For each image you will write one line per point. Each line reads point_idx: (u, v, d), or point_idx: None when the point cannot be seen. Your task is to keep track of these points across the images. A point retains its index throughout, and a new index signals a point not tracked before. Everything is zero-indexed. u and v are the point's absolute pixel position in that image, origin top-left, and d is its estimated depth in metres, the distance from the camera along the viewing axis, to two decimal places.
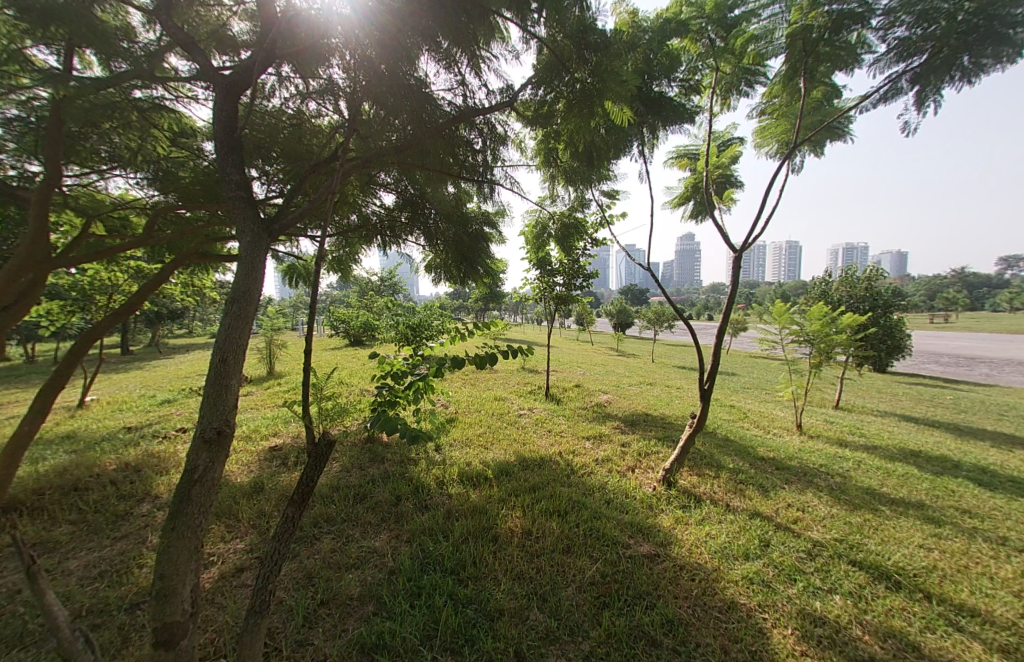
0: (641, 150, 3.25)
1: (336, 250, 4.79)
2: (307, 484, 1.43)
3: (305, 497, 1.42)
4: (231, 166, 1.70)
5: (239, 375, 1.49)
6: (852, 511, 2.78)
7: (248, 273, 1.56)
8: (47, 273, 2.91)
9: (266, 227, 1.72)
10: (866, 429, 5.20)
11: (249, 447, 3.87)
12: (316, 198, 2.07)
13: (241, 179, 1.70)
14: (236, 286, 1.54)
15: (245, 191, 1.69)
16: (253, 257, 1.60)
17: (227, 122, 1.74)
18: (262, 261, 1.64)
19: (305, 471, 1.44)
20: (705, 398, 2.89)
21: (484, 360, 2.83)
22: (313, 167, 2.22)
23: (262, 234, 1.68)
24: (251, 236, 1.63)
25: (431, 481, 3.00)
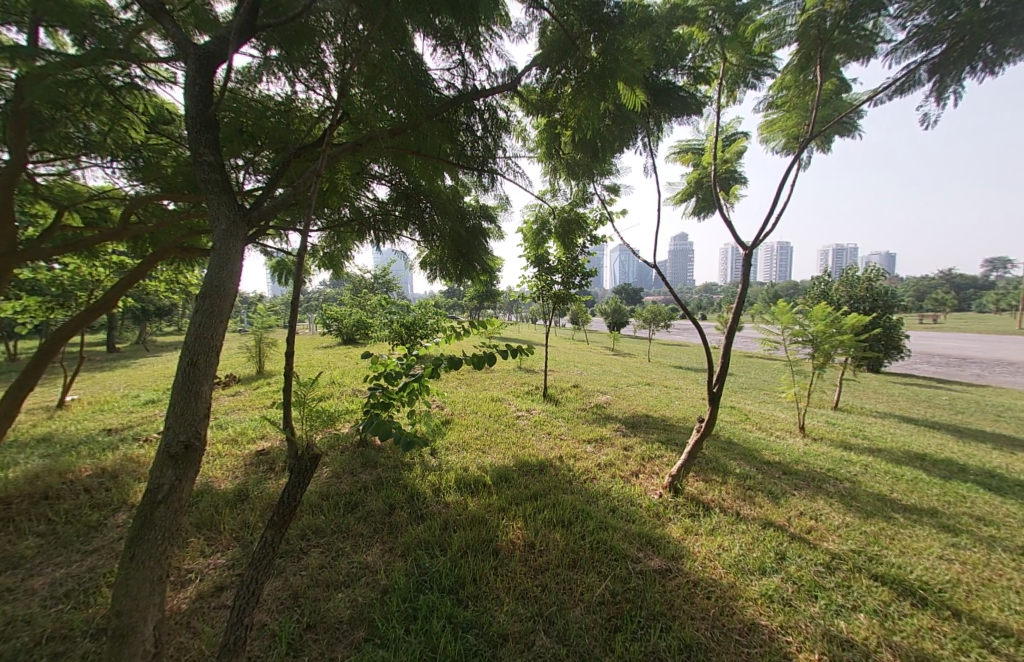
0: (645, 142, 3.12)
1: (327, 246, 4.61)
2: (291, 503, 1.42)
3: (289, 516, 1.41)
4: (205, 146, 1.52)
5: (213, 378, 1.33)
6: (866, 519, 2.68)
7: (222, 266, 1.39)
8: (11, 265, 2.69)
9: (245, 214, 1.55)
10: (868, 431, 5.15)
11: (234, 451, 3.67)
12: (300, 185, 1.90)
13: (217, 161, 1.52)
14: (208, 280, 1.38)
15: (220, 174, 1.52)
16: (230, 247, 1.44)
17: (200, 98, 1.56)
18: (238, 252, 1.47)
19: (285, 490, 1.41)
20: (714, 400, 2.77)
21: (482, 360, 2.67)
22: (298, 151, 2.04)
23: (240, 222, 1.51)
24: (228, 223, 1.46)
25: (427, 488, 2.85)
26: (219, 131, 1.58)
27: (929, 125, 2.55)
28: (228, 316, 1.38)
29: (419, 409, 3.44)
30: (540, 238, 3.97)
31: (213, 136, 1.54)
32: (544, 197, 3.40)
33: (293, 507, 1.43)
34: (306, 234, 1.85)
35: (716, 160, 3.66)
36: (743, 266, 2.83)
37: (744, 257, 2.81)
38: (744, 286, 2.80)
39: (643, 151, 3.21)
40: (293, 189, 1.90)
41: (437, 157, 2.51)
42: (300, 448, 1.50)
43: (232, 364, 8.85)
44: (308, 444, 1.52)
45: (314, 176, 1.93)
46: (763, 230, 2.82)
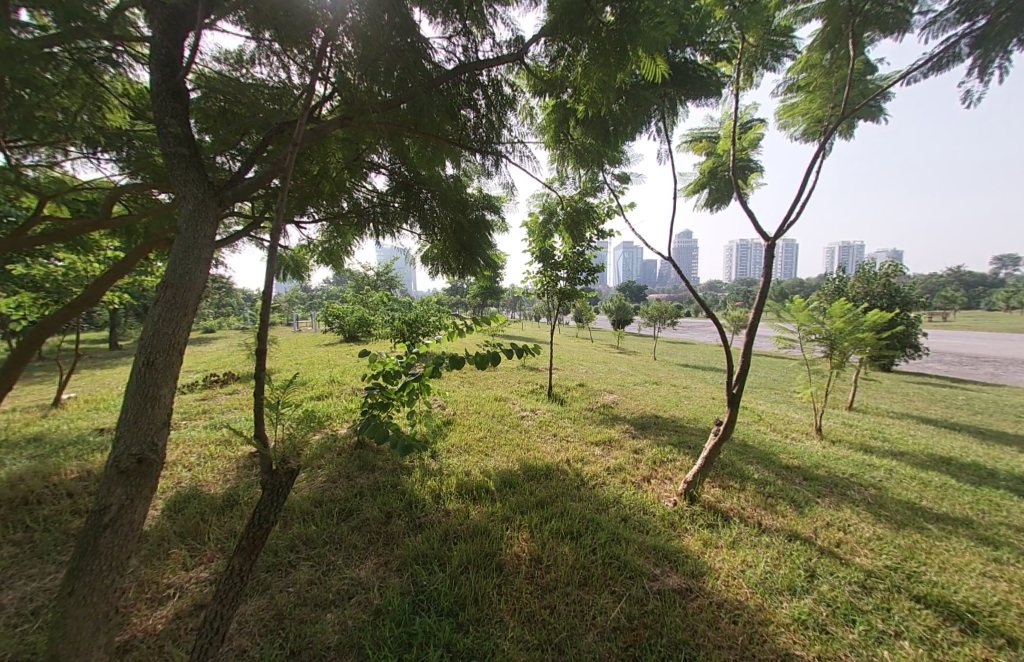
0: (659, 127, 2.93)
1: (326, 240, 4.46)
2: (264, 526, 1.25)
3: (260, 540, 1.24)
4: (170, 115, 1.38)
5: (174, 382, 1.24)
6: (899, 531, 2.48)
7: (188, 252, 1.29)
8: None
9: (217, 192, 1.40)
10: (888, 433, 4.93)
11: (227, 453, 3.52)
12: (280, 164, 1.76)
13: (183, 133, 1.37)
14: (172, 267, 1.29)
15: (187, 148, 1.37)
16: (198, 230, 1.32)
17: (165, 60, 1.41)
18: (206, 233, 1.37)
19: (258, 510, 1.26)
20: (733, 402, 2.58)
21: (486, 359, 2.49)
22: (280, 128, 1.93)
23: (212, 200, 1.36)
24: (196, 200, 1.35)
25: (427, 494, 2.68)
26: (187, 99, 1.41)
27: (973, 104, 2.32)
28: (189, 307, 1.29)
29: (419, 410, 3.28)
30: (546, 231, 3.79)
31: (179, 105, 1.38)
32: (552, 186, 3.22)
33: (266, 530, 1.27)
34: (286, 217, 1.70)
35: (733, 147, 3.45)
36: (765, 258, 2.63)
37: (767, 249, 2.62)
38: (767, 279, 2.59)
39: (657, 136, 3.02)
40: (272, 169, 1.77)
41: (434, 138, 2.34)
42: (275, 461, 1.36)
43: (232, 362, 8.73)
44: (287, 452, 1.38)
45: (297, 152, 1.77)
46: (787, 221, 2.62)
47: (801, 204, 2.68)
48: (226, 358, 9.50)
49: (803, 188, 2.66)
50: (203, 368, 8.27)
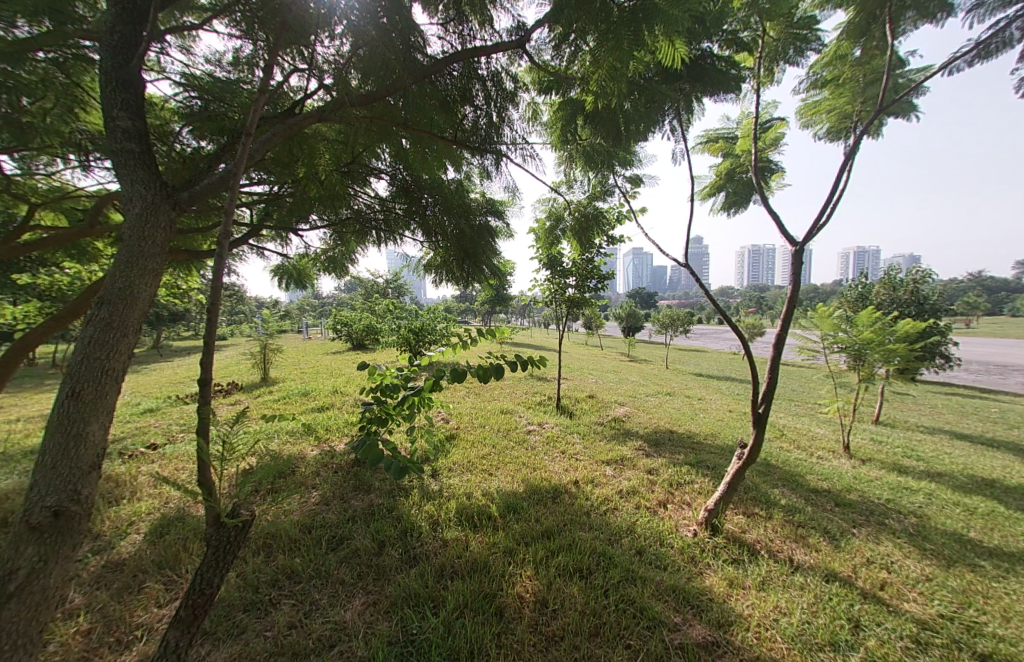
0: (674, 126, 2.74)
1: (329, 249, 4.36)
2: (207, 591, 1.40)
3: (204, 605, 1.39)
4: (120, 109, 1.47)
5: (105, 414, 1.38)
6: (952, 570, 2.20)
7: (129, 270, 1.40)
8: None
9: (168, 194, 1.54)
10: (922, 450, 4.58)
11: (221, 470, 3.37)
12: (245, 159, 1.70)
13: (131, 126, 1.47)
14: (112, 282, 1.39)
15: (136, 142, 1.48)
16: (144, 235, 1.46)
17: (117, 49, 1.49)
18: (152, 236, 1.48)
19: (201, 573, 1.42)
20: (759, 423, 2.34)
21: (489, 372, 2.29)
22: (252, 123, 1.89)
23: (162, 202, 1.51)
24: (144, 204, 1.47)
25: (424, 519, 2.49)
26: (139, 90, 1.52)
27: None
28: (127, 322, 1.42)
29: (420, 426, 3.10)
30: (553, 238, 3.61)
31: (128, 96, 1.49)
32: (559, 190, 3.07)
33: (210, 594, 1.43)
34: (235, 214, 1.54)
35: (754, 146, 3.22)
36: (793, 265, 2.41)
37: (794, 255, 2.39)
38: (795, 289, 2.37)
39: (671, 136, 2.84)
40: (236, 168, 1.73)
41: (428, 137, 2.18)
42: (223, 516, 1.47)
43: (238, 371, 8.67)
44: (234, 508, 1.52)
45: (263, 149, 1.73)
46: (817, 225, 2.40)
47: (835, 205, 2.44)
48: (232, 367, 9.46)
49: (836, 189, 2.42)
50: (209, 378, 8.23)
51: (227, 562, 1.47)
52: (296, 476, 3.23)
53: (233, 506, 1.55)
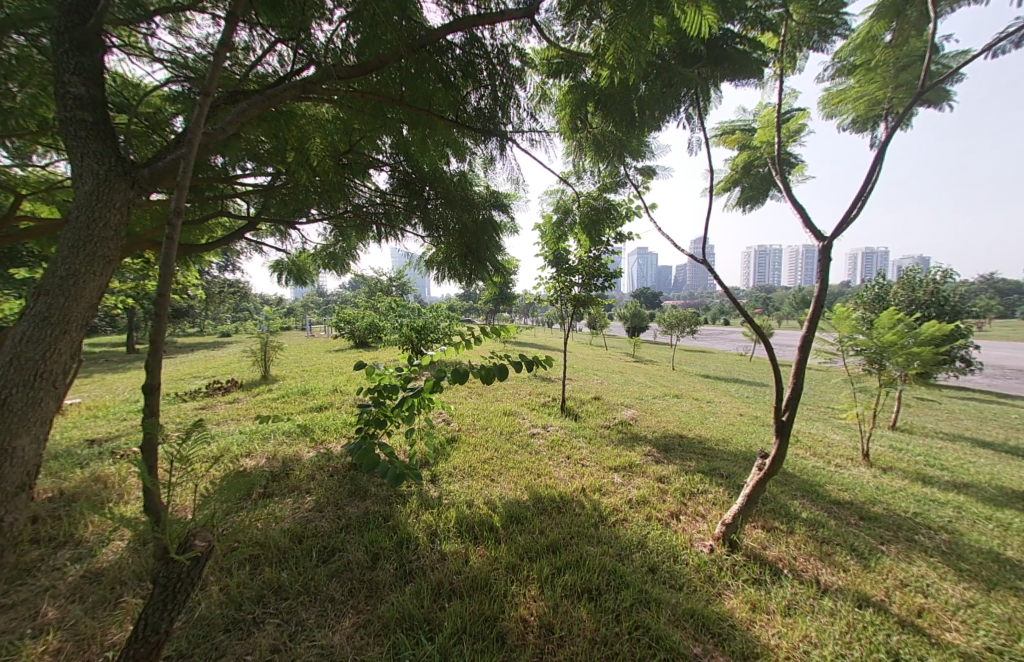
0: (688, 114, 2.52)
1: (330, 244, 4.22)
2: (151, 639, 1.35)
3: (150, 649, 1.36)
4: (72, 70, 1.52)
5: (30, 431, 1.49)
6: (995, 594, 2.02)
7: (75, 247, 1.50)
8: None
9: (124, 171, 1.60)
10: (944, 459, 4.37)
11: (212, 472, 3.25)
12: (212, 135, 1.56)
13: (83, 94, 1.54)
14: (60, 264, 1.50)
15: (89, 112, 1.54)
16: (94, 211, 1.53)
17: (73, 8, 1.52)
18: (104, 213, 1.55)
19: (148, 616, 1.36)
20: (783, 432, 2.16)
21: (492, 372, 2.14)
22: (230, 95, 1.78)
23: (116, 179, 1.57)
24: (96, 181, 1.53)
25: (422, 530, 2.35)
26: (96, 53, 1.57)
27: None
28: (67, 316, 1.53)
29: (419, 428, 2.94)
30: (560, 233, 3.47)
31: (83, 57, 1.53)
32: (568, 181, 2.92)
33: (157, 640, 1.37)
34: (187, 190, 1.40)
35: (776, 137, 3.02)
36: (820, 263, 2.22)
37: (822, 251, 2.21)
38: (822, 288, 2.18)
39: (687, 124, 2.60)
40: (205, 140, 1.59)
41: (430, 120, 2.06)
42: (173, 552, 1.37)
43: (239, 368, 8.59)
44: (188, 541, 1.43)
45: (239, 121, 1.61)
46: (845, 221, 2.23)
47: (866, 197, 2.26)
48: (233, 365, 9.37)
49: (869, 181, 2.24)
50: (210, 375, 8.15)
51: (177, 603, 1.41)
52: (290, 480, 3.10)
53: (187, 538, 1.47)
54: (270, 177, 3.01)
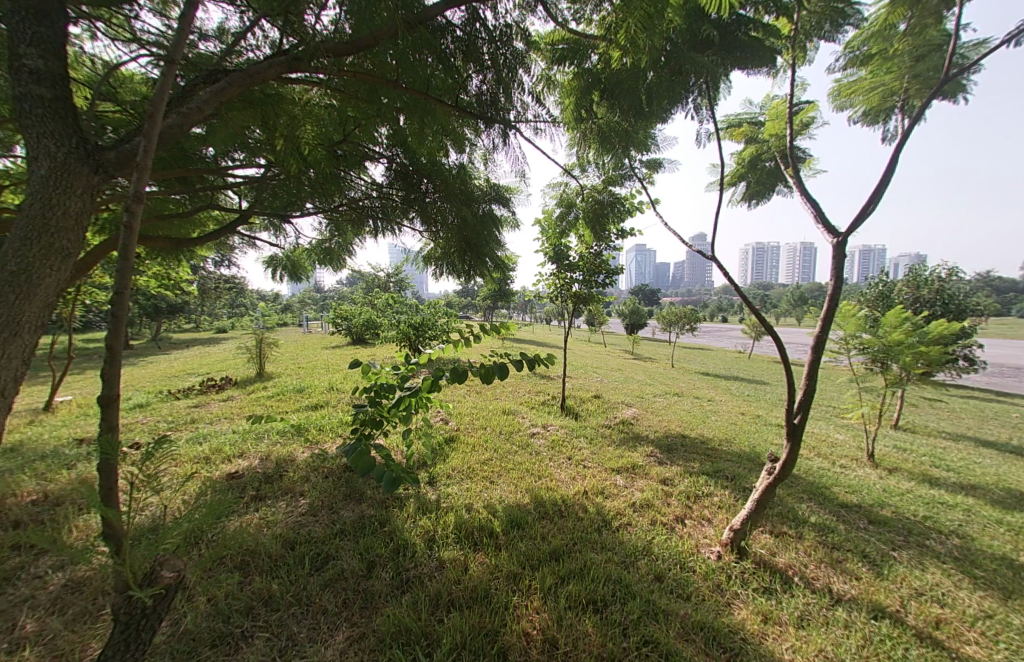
0: (697, 105, 2.41)
1: (326, 239, 4.11)
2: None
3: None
4: (28, 41, 1.42)
5: None
6: (1012, 603, 1.96)
7: (28, 236, 1.41)
8: None
9: (86, 153, 1.51)
10: (948, 459, 4.33)
11: (204, 473, 3.16)
12: (187, 116, 1.51)
13: (42, 68, 1.44)
14: (10, 256, 1.40)
15: (45, 86, 1.45)
16: (50, 197, 1.44)
17: None
18: (62, 199, 1.46)
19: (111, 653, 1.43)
20: (794, 435, 2.08)
21: (492, 372, 2.04)
22: (210, 75, 1.68)
23: (76, 163, 1.48)
24: (54, 165, 1.45)
25: (419, 535, 2.27)
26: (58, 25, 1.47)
27: None
28: (17, 316, 1.42)
29: (417, 428, 2.85)
30: (562, 228, 3.37)
31: (41, 28, 1.44)
32: (572, 173, 2.81)
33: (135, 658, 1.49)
34: (148, 173, 1.30)
35: (786, 129, 2.90)
36: (834, 259, 2.12)
37: (836, 248, 2.11)
38: (837, 284, 2.07)
39: (693, 115, 2.46)
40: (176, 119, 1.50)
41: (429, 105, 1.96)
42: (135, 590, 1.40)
43: (234, 365, 8.47)
44: (154, 572, 1.47)
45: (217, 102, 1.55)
46: (861, 216, 2.12)
47: (885, 187, 2.14)
48: (228, 361, 9.24)
49: (887, 172, 2.13)
50: (204, 372, 8.03)
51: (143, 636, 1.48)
52: (283, 482, 3.01)
53: (154, 569, 1.49)
54: (261, 169, 2.90)
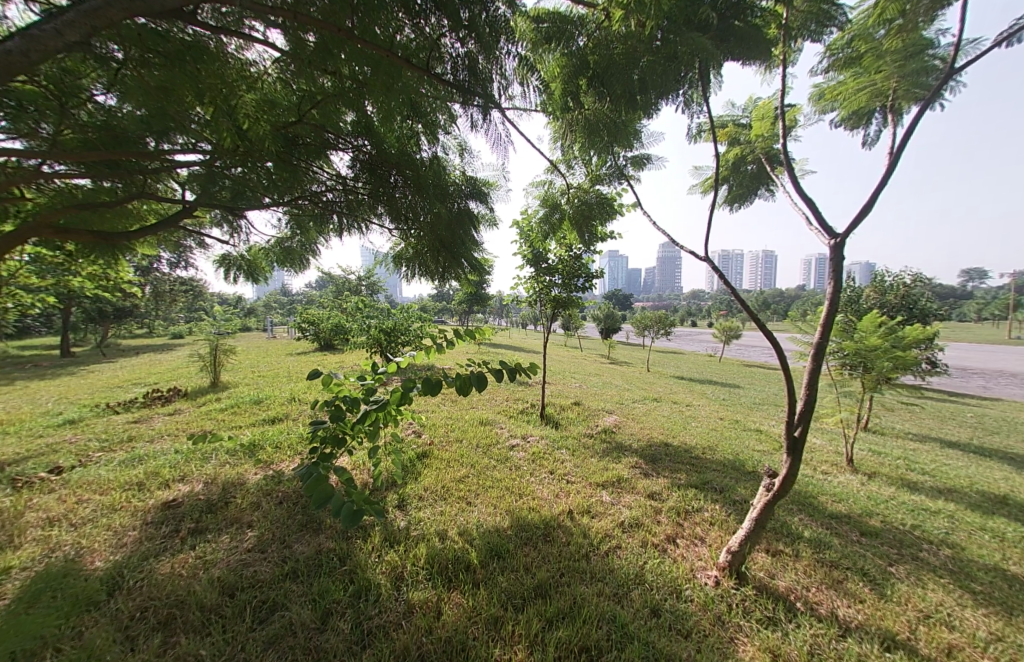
0: (686, 100, 2.28)
1: (288, 238, 3.75)
2: None
3: None
4: None
5: None
6: (1016, 621, 1.91)
7: None
8: None
9: None
10: (920, 461, 4.42)
11: (134, 503, 2.72)
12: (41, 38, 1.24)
13: None
14: None
15: None
16: None
17: None
18: None
19: None
20: (794, 450, 1.93)
21: (469, 382, 1.79)
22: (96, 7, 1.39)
23: None
24: None
25: (386, 574, 1.97)
26: None
27: None
28: None
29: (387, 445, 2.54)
30: (543, 230, 3.17)
31: None
32: (557, 169, 2.63)
33: None
34: None
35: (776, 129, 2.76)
36: (832, 262, 1.99)
37: (835, 250, 1.98)
38: (836, 289, 1.93)
39: (683, 108, 2.33)
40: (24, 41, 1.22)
41: (397, 69, 1.73)
42: None
43: (186, 375, 7.78)
44: None
45: (87, 24, 1.29)
46: (860, 217, 2.01)
47: (886, 182, 2.01)
48: (179, 370, 8.48)
49: (885, 171, 2.03)
50: (151, 383, 7.26)
51: None
52: (229, 511, 2.61)
53: None
54: (204, 154, 2.54)
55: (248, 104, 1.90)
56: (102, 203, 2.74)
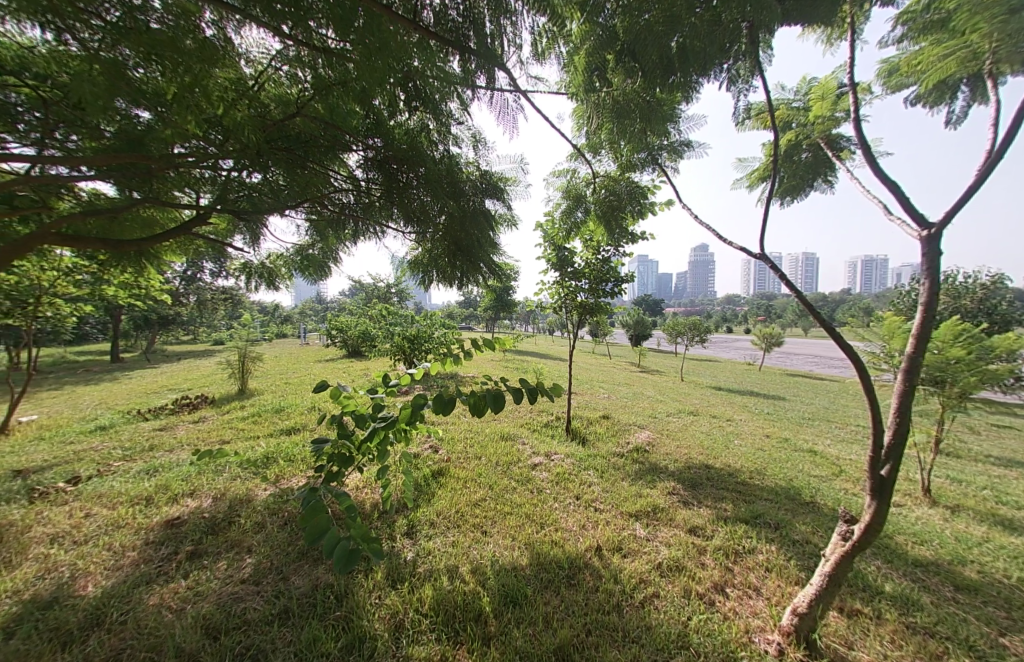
0: (732, 77, 1.97)
1: (309, 243, 3.65)
2: None
3: None
4: None
5: None
6: None
7: None
8: None
9: None
10: (1015, 493, 3.76)
11: (138, 519, 2.62)
12: None
13: None
14: None
15: None
16: None
17: None
18: None
19: None
20: (881, 493, 1.54)
21: (483, 401, 1.52)
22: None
23: None
24: None
25: (386, 622, 1.73)
26: None
27: None
28: None
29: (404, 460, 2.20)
30: (566, 228, 2.90)
31: None
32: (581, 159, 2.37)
33: None
34: None
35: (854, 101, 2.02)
36: (926, 259, 1.60)
37: (929, 243, 1.59)
38: (932, 290, 1.54)
39: (731, 87, 2.02)
40: None
41: (378, 20, 1.51)
42: None
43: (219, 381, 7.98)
44: None
45: None
46: (963, 201, 1.61)
47: (998, 155, 1.59)
48: (212, 377, 8.72)
49: (994, 145, 1.63)
50: (184, 389, 7.45)
51: None
52: (231, 532, 2.44)
53: None
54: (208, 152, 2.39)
55: (229, 89, 1.76)
56: (117, 208, 2.65)
